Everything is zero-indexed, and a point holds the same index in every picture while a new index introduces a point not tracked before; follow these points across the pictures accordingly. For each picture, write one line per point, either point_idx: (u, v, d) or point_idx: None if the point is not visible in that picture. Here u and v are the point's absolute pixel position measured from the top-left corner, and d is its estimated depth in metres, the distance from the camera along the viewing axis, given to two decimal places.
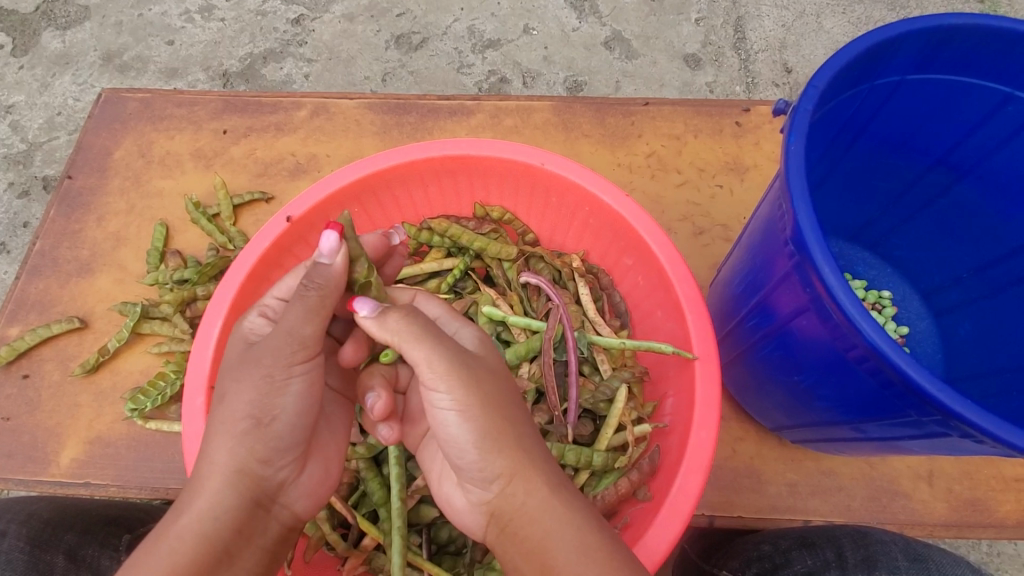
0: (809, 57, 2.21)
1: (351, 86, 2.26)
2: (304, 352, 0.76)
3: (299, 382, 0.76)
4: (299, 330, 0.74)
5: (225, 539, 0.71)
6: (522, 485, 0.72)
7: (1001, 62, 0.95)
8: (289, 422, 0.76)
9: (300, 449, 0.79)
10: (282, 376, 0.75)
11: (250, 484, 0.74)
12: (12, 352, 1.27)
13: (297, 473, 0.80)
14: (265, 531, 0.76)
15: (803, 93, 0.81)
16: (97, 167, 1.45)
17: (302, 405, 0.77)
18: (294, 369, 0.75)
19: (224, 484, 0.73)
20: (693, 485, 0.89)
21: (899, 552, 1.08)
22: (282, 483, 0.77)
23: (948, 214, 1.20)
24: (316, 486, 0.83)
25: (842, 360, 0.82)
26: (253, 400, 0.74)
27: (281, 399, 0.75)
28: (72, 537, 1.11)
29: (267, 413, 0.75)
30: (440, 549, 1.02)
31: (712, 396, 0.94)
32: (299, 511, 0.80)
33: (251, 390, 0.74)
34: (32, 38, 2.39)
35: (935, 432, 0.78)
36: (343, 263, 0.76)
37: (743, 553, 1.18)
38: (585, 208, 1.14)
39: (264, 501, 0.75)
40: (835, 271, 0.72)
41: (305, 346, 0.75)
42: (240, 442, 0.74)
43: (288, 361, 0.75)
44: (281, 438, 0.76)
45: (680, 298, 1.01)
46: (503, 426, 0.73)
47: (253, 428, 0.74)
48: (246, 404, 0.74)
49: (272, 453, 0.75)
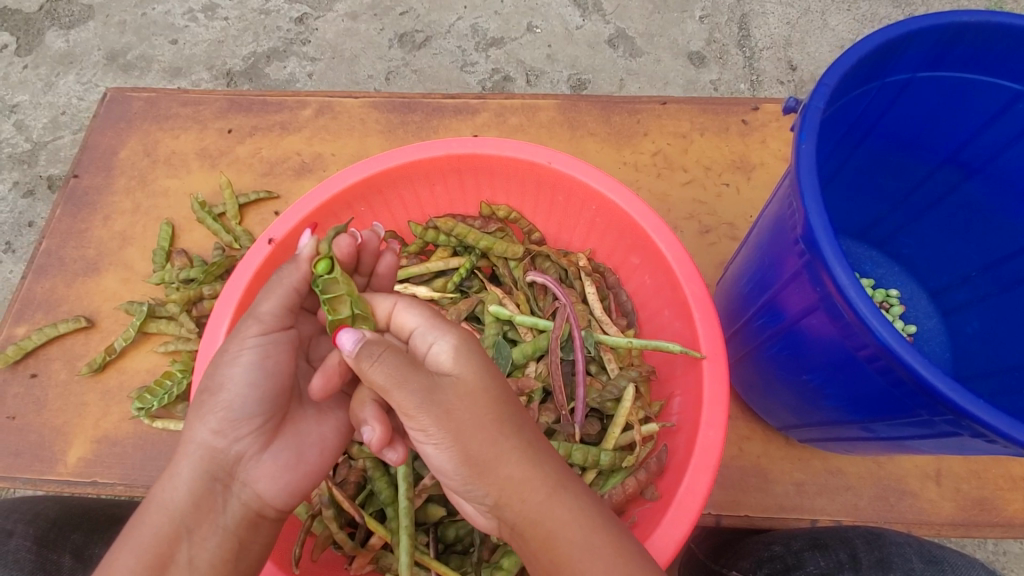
0: (814, 54, 2.20)
1: (355, 84, 2.25)
2: (258, 326, 0.82)
3: (248, 354, 0.81)
4: (256, 308, 0.83)
5: (179, 510, 0.74)
6: (522, 495, 0.71)
7: (1012, 59, 0.95)
8: (238, 392, 0.79)
9: (261, 425, 0.80)
10: (235, 350, 0.81)
11: (206, 458, 0.77)
12: (20, 351, 1.27)
13: (259, 450, 0.80)
14: (226, 508, 0.77)
15: (814, 91, 0.81)
16: (102, 166, 1.45)
17: (254, 377, 0.80)
18: (245, 341, 0.81)
19: (184, 458, 0.77)
20: (701, 484, 0.89)
21: (913, 554, 1.07)
22: (240, 457, 0.78)
23: (957, 213, 1.19)
24: (285, 469, 0.81)
25: (851, 359, 0.82)
26: (211, 374, 0.81)
27: (230, 370, 0.80)
28: (78, 536, 1.12)
29: (219, 384, 0.79)
30: (448, 548, 1.02)
31: (720, 394, 0.94)
32: (264, 493, 0.79)
33: (213, 367, 0.82)
34: (36, 38, 2.40)
35: (946, 431, 0.77)
36: (312, 253, 0.84)
37: (755, 554, 1.16)
38: (591, 206, 1.14)
39: (222, 475, 0.77)
40: (845, 269, 0.71)
41: (259, 321, 0.83)
42: (199, 416, 0.79)
43: (239, 335, 0.81)
44: (236, 410, 0.78)
45: (688, 297, 1.01)
46: (495, 444, 0.72)
47: (208, 400, 0.79)
48: (207, 380, 0.81)
49: (226, 425, 0.78)
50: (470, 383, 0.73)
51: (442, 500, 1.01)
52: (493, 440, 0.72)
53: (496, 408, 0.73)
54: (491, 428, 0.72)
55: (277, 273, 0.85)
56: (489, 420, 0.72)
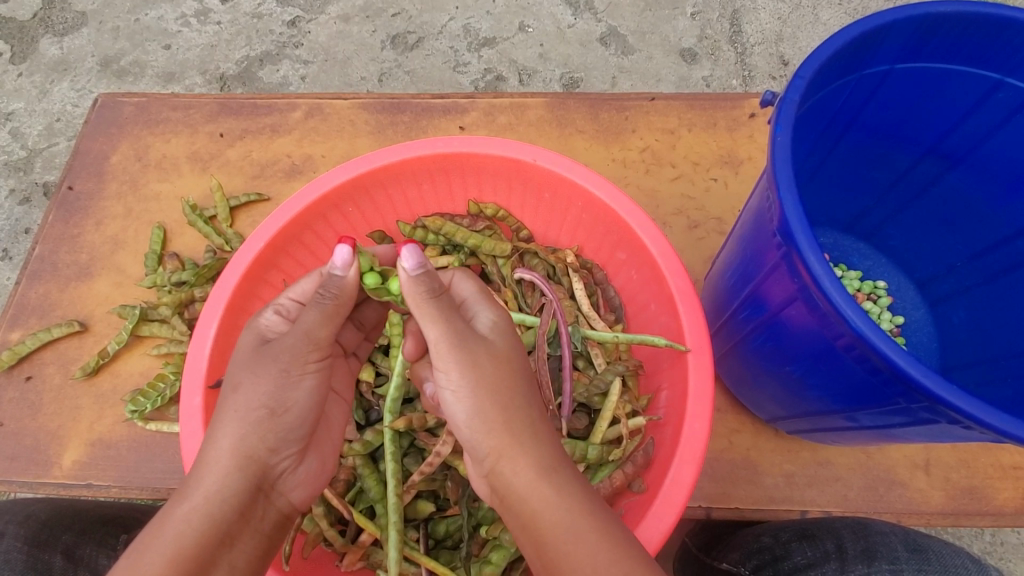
0: (805, 49, 2.21)
1: (348, 87, 2.26)
2: (317, 351, 0.81)
3: (312, 378, 0.82)
4: (314, 333, 0.80)
5: (226, 520, 0.72)
6: (514, 467, 0.73)
7: (990, 50, 0.95)
8: (298, 416, 0.80)
9: (302, 442, 0.82)
10: (298, 372, 0.80)
11: (256, 471, 0.76)
12: (14, 356, 1.28)
13: (294, 463, 0.81)
14: (263, 515, 0.76)
15: (789, 84, 0.81)
16: (95, 171, 1.46)
17: (311, 401, 0.82)
18: (309, 365, 0.81)
19: (230, 467, 0.74)
20: (686, 476, 0.90)
21: (898, 543, 1.05)
22: (282, 472, 0.79)
23: (940, 203, 1.20)
24: (313, 478, 0.85)
25: (830, 349, 0.83)
26: (270, 390, 0.77)
27: (297, 392, 0.80)
28: (70, 537, 1.11)
29: (282, 403, 0.78)
30: (437, 544, 1.03)
31: (705, 387, 0.95)
32: (294, 500, 0.82)
33: (268, 381, 0.77)
34: (30, 45, 2.41)
35: (923, 418, 0.78)
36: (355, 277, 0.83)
37: (744, 547, 1.18)
38: (578, 203, 1.15)
39: (265, 486, 0.77)
40: (819, 260, 0.72)
41: (320, 347, 0.81)
42: (253, 431, 0.76)
43: (304, 358, 0.80)
44: (290, 431, 0.79)
45: (673, 292, 1.02)
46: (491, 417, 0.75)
47: (267, 417, 0.77)
48: (263, 394, 0.77)
49: (279, 442, 0.78)
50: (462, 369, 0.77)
51: (431, 496, 1.03)
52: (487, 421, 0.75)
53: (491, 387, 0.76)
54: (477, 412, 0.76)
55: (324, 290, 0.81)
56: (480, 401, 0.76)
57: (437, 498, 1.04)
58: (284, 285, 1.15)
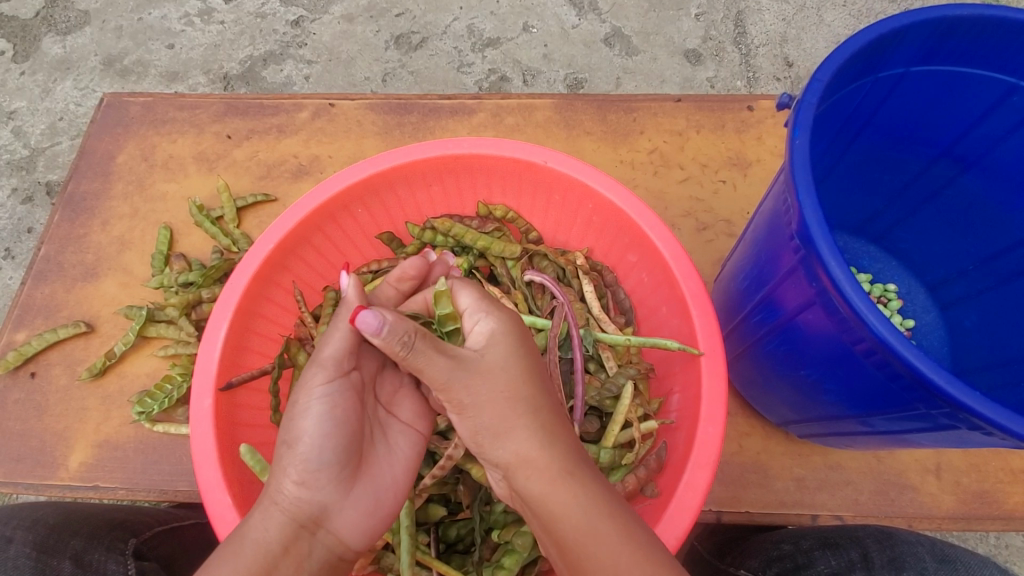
0: (810, 50, 2.21)
1: (352, 87, 2.26)
2: (324, 375, 0.82)
3: (322, 402, 0.81)
4: (318, 358, 0.83)
5: (270, 553, 0.72)
6: (528, 473, 0.73)
7: (1006, 53, 0.95)
8: (321, 440, 0.79)
9: (342, 471, 0.80)
10: (305, 400, 0.81)
11: (292, 503, 0.76)
12: (19, 357, 1.27)
13: (342, 497, 0.79)
14: (312, 550, 0.75)
15: (808, 87, 0.81)
16: (100, 171, 1.45)
17: (331, 424, 0.80)
18: (313, 391, 0.81)
19: (269, 505, 0.76)
20: (701, 480, 0.89)
21: (925, 554, 1.04)
22: (326, 503, 0.78)
23: (952, 207, 1.20)
24: (367, 507, 0.82)
25: (848, 353, 0.82)
26: (285, 425, 0.81)
27: (308, 418, 0.80)
28: (79, 542, 1.09)
29: (296, 436, 0.79)
30: (449, 548, 1.03)
31: (719, 390, 0.94)
32: (347, 531, 0.79)
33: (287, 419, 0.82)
34: (33, 44, 2.40)
35: (942, 424, 0.78)
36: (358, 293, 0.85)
37: (764, 554, 1.15)
38: (588, 205, 1.14)
39: (309, 519, 0.76)
40: (840, 264, 0.72)
41: (325, 366, 0.83)
42: (281, 470, 0.78)
43: (308, 385, 0.82)
44: (318, 459, 0.78)
45: (685, 295, 1.01)
46: (504, 424, 0.75)
47: (287, 452, 0.79)
48: (283, 431, 0.80)
49: (310, 471, 0.77)
50: (499, 361, 0.78)
51: (441, 500, 1.02)
52: (500, 420, 0.76)
53: (513, 386, 0.77)
54: (502, 403, 0.76)
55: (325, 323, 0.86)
56: (504, 397, 0.76)
57: (448, 501, 1.03)
58: (293, 287, 1.14)
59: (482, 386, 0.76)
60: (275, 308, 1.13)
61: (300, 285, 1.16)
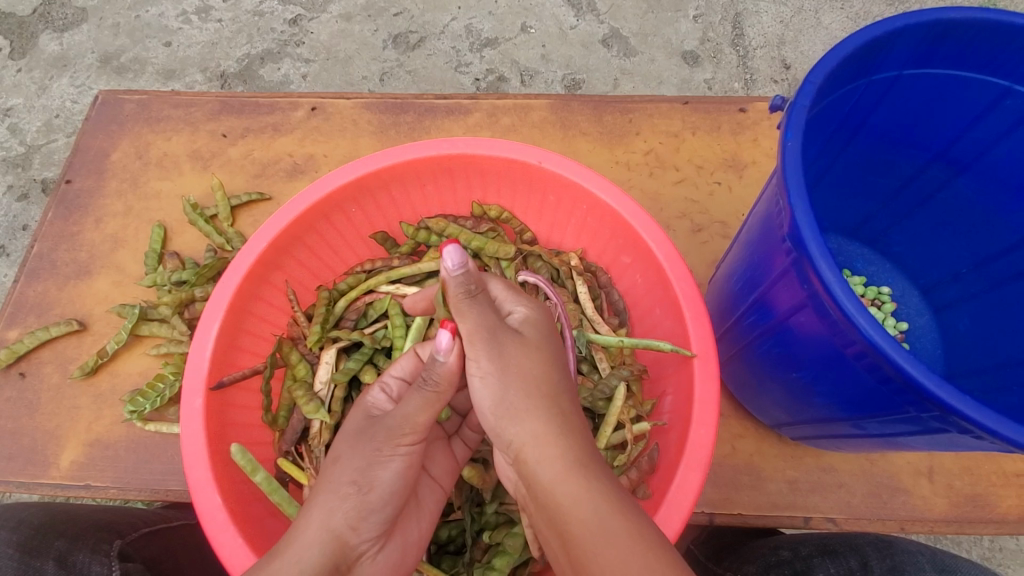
0: (807, 52, 2.21)
1: (349, 85, 2.26)
2: (411, 436, 0.82)
3: (400, 461, 0.81)
4: (413, 417, 0.81)
5: None
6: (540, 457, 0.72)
7: (997, 58, 0.95)
8: (384, 494, 0.80)
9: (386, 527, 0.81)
10: (388, 452, 0.81)
11: (338, 547, 0.74)
12: (10, 355, 1.26)
13: (377, 550, 0.80)
14: None
15: (800, 89, 0.81)
16: (94, 169, 1.44)
17: (396, 483, 0.81)
18: (399, 447, 0.81)
19: (318, 543, 0.73)
20: (692, 482, 0.89)
21: (925, 563, 1.09)
22: (361, 555, 0.78)
23: (947, 210, 1.20)
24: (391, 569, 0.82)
25: (839, 355, 0.82)
26: (359, 466, 0.79)
27: (382, 472, 0.80)
28: (63, 543, 1.09)
29: (369, 481, 0.79)
30: (440, 549, 1.03)
31: (711, 394, 0.94)
32: None
33: (360, 458, 0.80)
34: (30, 40, 2.39)
35: (934, 427, 0.77)
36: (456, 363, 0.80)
37: (761, 560, 1.18)
38: (583, 205, 1.14)
39: (343, 568, 0.75)
40: (830, 267, 0.72)
41: (415, 431, 0.81)
42: (338, 507, 0.76)
43: (396, 439, 0.81)
44: (374, 511, 0.78)
45: (678, 297, 1.01)
46: (529, 399, 0.75)
47: (354, 494, 0.77)
48: (354, 471, 0.78)
49: (363, 522, 0.77)
50: (532, 343, 0.80)
51: None
52: (525, 396, 0.76)
53: (544, 368, 0.78)
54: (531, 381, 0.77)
55: None
56: (535, 376, 0.77)
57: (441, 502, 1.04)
58: (286, 287, 1.14)
59: (515, 360, 0.77)
60: (269, 308, 1.13)
61: (293, 285, 1.15)
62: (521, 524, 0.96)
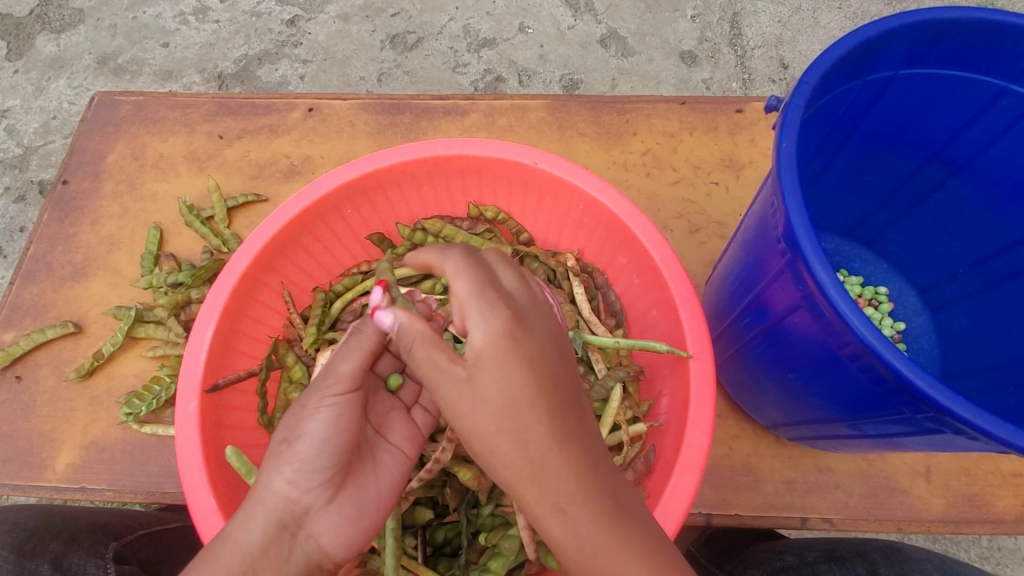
0: (805, 52, 2.21)
1: (347, 86, 2.25)
2: (339, 385, 0.79)
3: (328, 411, 0.78)
4: (335, 368, 0.79)
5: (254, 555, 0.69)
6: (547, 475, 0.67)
7: (992, 58, 0.95)
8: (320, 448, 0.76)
9: (336, 479, 0.77)
10: (314, 404, 0.78)
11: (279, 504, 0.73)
12: (6, 358, 1.26)
13: (327, 503, 0.76)
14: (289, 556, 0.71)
15: (795, 90, 0.81)
16: (90, 170, 1.44)
17: (332, 433, 0.77)
18: (325, 398, 0.78)
19: (260, 510, 0.72)
20: (688, 483, 0.89)
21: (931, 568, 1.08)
22: (308, 507, 0.74)
23: (944, 210, 1.19)
24: (350, 522, 0.78)
25: (834, 356, 0.82)
26: (289, 424, 0.78)
27: (312, 423, 0.77)
28: (59, 545, 1.08)
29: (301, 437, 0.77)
30: (436, 551, 1.04)
31: (708, 395, 0.94)
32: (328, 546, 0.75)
33: (291, 417, 0.79)
34: (27, 41, 2.39)
35: (929, 428, 0.78)
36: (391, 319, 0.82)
37: (764, 564, 1.18)
38: (579, 206, 1.14)
39: (290, 522, 0.73)
40: (825, 268, 0.71)
41: (342, 380, 0.79)
42: (273, 468, 0.75)
43: (324, 392, 0.79)
44: (314, 465, 0.75)
45: (674, 299, 1.01)
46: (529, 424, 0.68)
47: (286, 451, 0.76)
48: (285, 430, 0.77)
49: (303, 476, 0.74)
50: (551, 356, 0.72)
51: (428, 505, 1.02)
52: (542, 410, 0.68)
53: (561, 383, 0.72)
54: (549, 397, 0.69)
55: (356, 332, 0.81)
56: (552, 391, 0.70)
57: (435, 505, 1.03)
58: (282, 288, 1.14)
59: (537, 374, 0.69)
60: (264, 309, 1.13)
61: (289, 286, 1.15)
62: (516, 525, 0.96)
